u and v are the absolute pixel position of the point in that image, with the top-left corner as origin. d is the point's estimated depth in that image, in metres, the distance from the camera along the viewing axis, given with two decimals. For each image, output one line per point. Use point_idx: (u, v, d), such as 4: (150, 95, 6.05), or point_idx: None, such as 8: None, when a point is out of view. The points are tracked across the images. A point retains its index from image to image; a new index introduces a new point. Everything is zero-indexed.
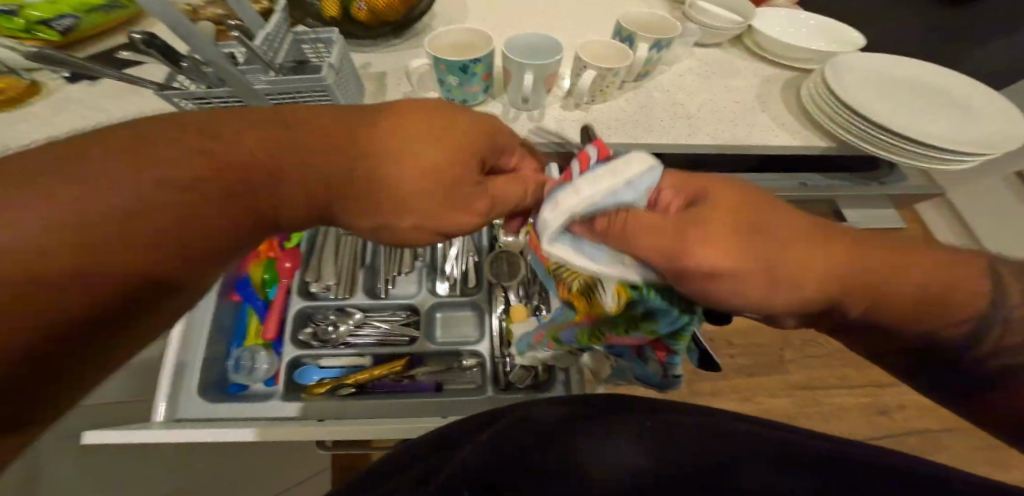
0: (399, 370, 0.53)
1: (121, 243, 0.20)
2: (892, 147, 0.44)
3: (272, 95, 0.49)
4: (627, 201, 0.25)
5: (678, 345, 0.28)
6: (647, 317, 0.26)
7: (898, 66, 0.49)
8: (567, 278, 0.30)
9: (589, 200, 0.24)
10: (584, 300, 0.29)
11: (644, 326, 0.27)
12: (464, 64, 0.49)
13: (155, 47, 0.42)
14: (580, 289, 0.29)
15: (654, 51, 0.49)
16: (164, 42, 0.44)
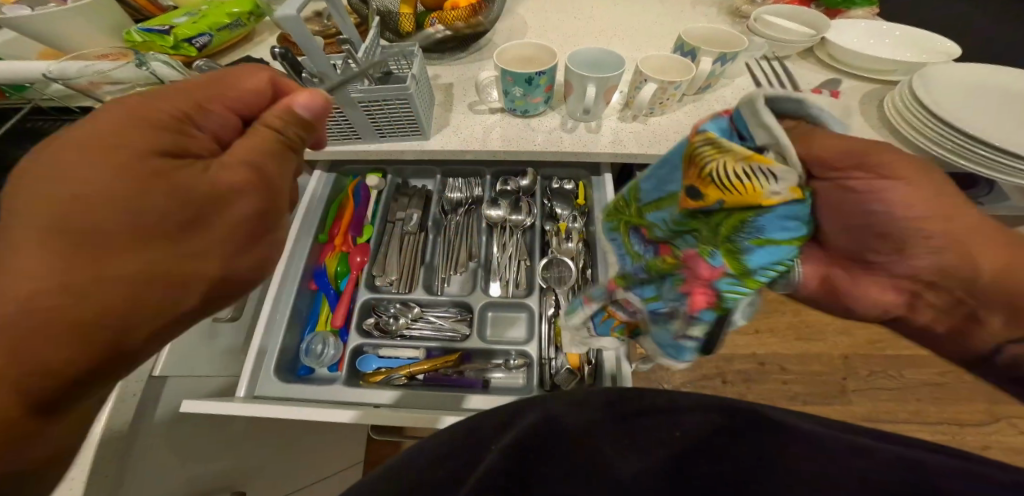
0: (450, 364, 0.57)
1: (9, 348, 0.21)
2: (999, 165, 0.40)
3: (364, 103, 0.55)
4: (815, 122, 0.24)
5: (744, 288, 0.24)
6: (760, 235, 0.23)
7: (1001, 77, 0.45)
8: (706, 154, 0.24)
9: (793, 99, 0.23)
10: (717, 186, 0.23)
11: (746, 244, 0.23)
12: (529, 77, 0.53)
13: (288, 61, 0.49)
14: (716, 171, 0.23)
15: (718, 65, 0.49)
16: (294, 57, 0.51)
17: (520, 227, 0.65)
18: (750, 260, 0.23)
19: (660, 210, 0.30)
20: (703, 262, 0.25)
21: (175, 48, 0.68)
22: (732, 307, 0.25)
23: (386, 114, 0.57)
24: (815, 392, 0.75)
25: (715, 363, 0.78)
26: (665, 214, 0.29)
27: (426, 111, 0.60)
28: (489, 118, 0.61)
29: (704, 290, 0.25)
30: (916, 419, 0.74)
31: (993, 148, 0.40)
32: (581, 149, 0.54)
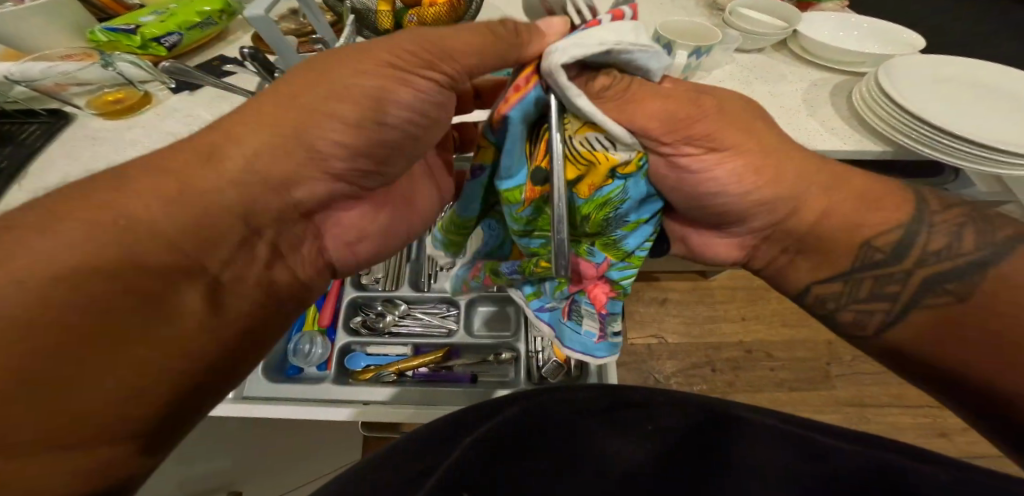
0: (438, 360, 0.57)
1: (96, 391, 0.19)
2: (961, 153, 0.42)
3: None
4: (637, 61, 0.26)
5: (630, 270, 0.32)
6: (627, 223, 0.31)
7: (958, 66, 0.46)
8: (574, 143, 0.26)
9: (611, 43, 0.24)
10: (581, 168, 0.27)
11: (620, 233, 0.31)
12: None
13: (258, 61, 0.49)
14: (577, 155, 0.27)
15: (694, 58, 0.50)
16: (263, 55, 0.50)
17: None
18: (628, 240, 0.31)
19: (534, 238, 0.34)
20: (587, 259, 0.32)
21: (143, 47, 0.66)
22: (626, 288, 0.33)
23: None
24: (798, 376, 0.77)
25: (704, 352, 0.80)
26: (539, 243, 0.34)
27: None
28: None
29: (603, 288, 0.34)
30: (895, 401, 0.77)
31: (952, 137, 0.41)
32: None
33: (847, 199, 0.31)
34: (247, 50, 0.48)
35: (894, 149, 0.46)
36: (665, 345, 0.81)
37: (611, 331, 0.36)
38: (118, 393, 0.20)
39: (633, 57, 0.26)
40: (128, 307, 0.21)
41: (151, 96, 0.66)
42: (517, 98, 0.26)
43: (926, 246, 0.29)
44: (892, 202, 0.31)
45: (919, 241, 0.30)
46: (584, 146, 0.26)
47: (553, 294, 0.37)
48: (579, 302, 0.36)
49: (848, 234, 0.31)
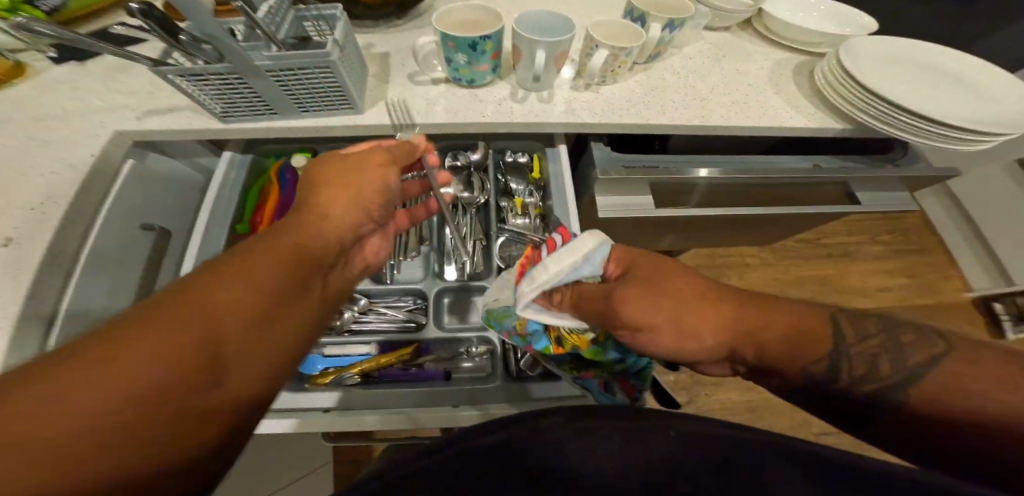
0: (408, 358, 0.52)
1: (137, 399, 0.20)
2: (914, 129, 0.44)
3: (275, 72, 0.47)
4: (580, 274, 0.37)
5: (641, 364, 0.42)
6: (613, 352, 0.40)
7: (907, 48, 0.49)
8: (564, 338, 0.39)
9: (554, 275, 0.37)
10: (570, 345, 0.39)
11: (611, 356, 0.40)
12: (472, 42, 0.48)
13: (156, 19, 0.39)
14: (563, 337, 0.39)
15: (667, 31, 0.49)
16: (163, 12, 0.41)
17: (474, 204, 0.60)
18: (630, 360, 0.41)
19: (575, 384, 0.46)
20: (599, 379, 0.45)
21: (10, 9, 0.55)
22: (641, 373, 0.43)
23: (304, 84, 0.50)
24: None
25: None
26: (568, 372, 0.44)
27: (356, 84, 0.53)
28: (433, 90, 0.56)
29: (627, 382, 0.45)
30: None
31: (906, 113, 0.43)
32: (534, 121, 0.51)
33: (776, 334, 0.29)
34: (137, 4, 0.38)
35: (854, 127, 0.48)
36: None
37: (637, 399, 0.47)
38: (147, 412, 0.20)
39: (575, 275, 0.37)
40: (200, 330, 0.23)
41: (25, 66, 0.59)
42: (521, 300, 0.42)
43: (851, 370, 0.28)
44: (812, 331, 0.29)
45: (843, 367, 0.28)
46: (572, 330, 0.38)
47: (594, 387, 0.47)
48: (612, 384, 0.46)
49: (791, 359, 0.28)
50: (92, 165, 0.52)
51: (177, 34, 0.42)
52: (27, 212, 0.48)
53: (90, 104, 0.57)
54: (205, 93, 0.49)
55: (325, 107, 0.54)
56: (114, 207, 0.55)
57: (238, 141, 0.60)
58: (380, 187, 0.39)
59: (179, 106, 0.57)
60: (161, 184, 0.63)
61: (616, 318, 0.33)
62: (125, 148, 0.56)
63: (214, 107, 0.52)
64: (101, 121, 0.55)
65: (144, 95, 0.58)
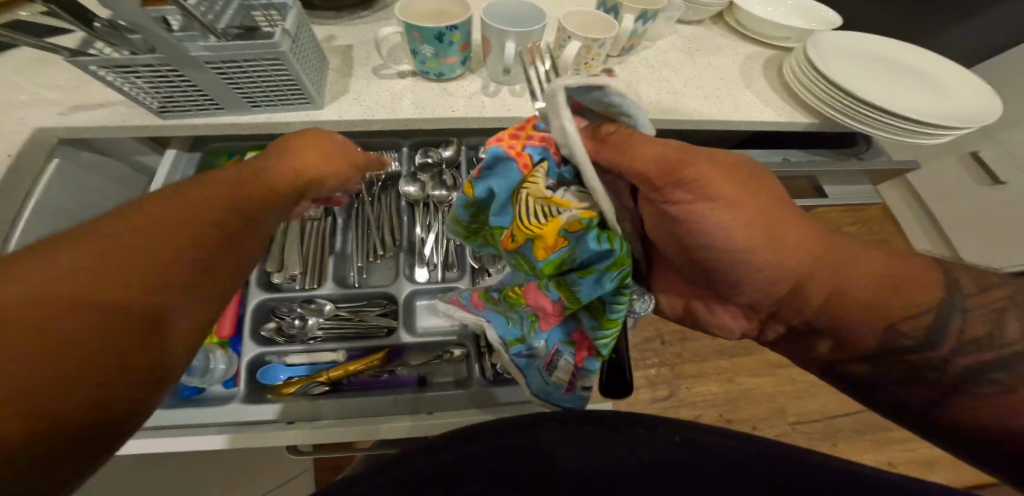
0: (378, 364, 0.49)
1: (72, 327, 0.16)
2: (879, 124, 0.45)
3: (217, 64, 0.43)
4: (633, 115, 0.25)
5: (604, 331, 0.32)
6: (585, 269, 0.28)
7: (869, 43, 0.50)
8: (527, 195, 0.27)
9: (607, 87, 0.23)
10: (528, 227, 0.27)
11: (578, 278, 0.29)
12: (439, 32, 0.45)
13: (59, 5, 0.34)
14: (529, 209, 0.27)
15: (640, 23, 0.48)
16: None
17: (446, 202, 0.58)
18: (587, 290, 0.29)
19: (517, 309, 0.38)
20: (550, 299, 0.33)
21: None
22: (604, 349, 0.34)
23: (252, 77, 0.45)
24: (735, 344, 0.81)
25: (653, 325, 0.82)
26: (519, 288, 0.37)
27: (313, 77, 0.49)
28: (399, 84, 0.53)
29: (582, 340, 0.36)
30: None
31: (872, 107, 0.44)
32: (506, 115, 0.49)
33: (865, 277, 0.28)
34: None
35: (821, 122, 0.49)
36: None
37: (582, 385, 0.39)
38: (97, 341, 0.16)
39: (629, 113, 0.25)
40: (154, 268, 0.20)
41: None
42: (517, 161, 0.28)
43: (962, 332, 0.27)
44: (913, 283, 0.28)
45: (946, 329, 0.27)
46: (544, 198, 0.26)
47: (533, 335, 0.39)
48: (557, 353, 0.39)
49: (869, 323, 0.28)
50: (8, 165, 0.45)
51: (90, 22, 0.37)
52: None
53: (7, 97, 0.50)
54: (139, 87, 0.45)
55: (277, 102, 0.50)
56: (37, 211, 0.49)
57: (184, 138, 0.55)
58: (293, 183, 0.34)
59: (112, 101, 0.51)
60: (96, 187, 0.57)
61: (680, 177, 0.25)
62: (50, 146, 0.50)
63: (151, 102, 0.47)
64: (18, 116, 0.49)
65: (71, 89, 0.52)
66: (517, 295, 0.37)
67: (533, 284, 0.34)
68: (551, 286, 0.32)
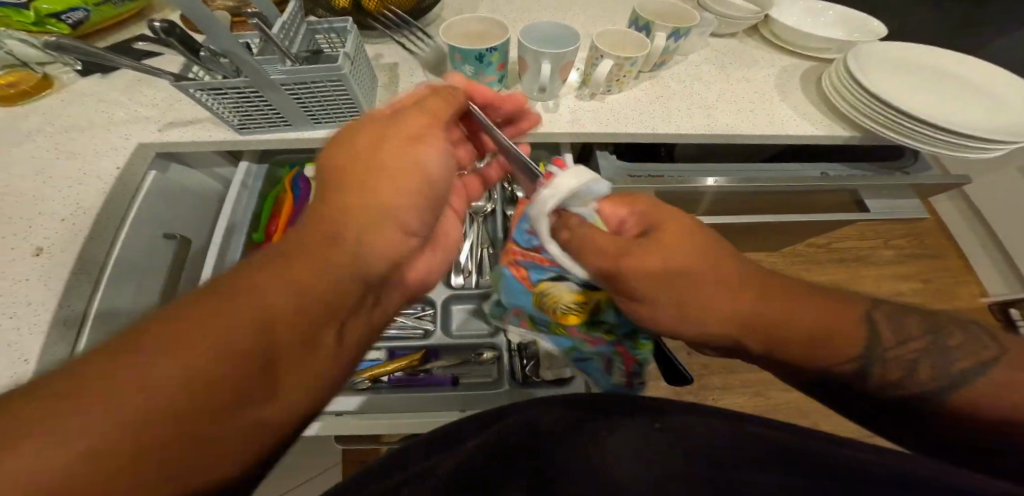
0: (416, 364, 0.53)
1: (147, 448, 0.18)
2: (923, 137, 0.43)
3: (289, 86, 0.49)
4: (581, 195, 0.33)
5: (644, 342, 0.45)
6: (612, 318, 0.44)
7: (914, 54, 0.48)
8: (549, 299, 0.43)
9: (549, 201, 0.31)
10: (572, 314, 0.42)
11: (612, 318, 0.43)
12: (480, 54, 0.49)
13: (176, 37, 0.42)
14: (559, 306, 0.42)
15: (672, 40, 0.49)
16: (184, 30, 0.43)
17: (481, 213, 0.62)
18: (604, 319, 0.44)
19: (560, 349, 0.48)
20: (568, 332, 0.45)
21: (39, 24, 0.61)
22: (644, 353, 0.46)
23: (316, 97, 0.51)
24: None
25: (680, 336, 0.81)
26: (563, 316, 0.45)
27: (367, 96, 0.54)
28: None
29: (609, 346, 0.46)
30: None
31: (915, 119, 0.43)
32: (539, 130, 0.52)
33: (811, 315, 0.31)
34: (159, 23, 0.41)
35: (861, 135, 0.48)
36: None
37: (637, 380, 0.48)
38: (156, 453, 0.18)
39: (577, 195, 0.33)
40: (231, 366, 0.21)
41: (52, 79, 0.62)
42: (523, 272, 0.44)
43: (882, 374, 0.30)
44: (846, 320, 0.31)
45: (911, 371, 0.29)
46: (569, 298, 0.42)
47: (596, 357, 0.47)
48: (614, 362, 0.47)
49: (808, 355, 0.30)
50: (118, 177, 0.54)
51: (197, 50, 0.45)
52: (58, 221, 0.51)
53: (115, 117, 0.59)
54: (224, 106, 0.51)
55: (337, 119, 0.55)
56: (137, 216, 0.57)
57: (253, 152, 0.62)
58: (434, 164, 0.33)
59: (198, 119, 0.59)
60: (180, 194, 0.65)
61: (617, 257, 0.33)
62: (147, 160, 0.58)
63: (232, 119, 0.54)
64: (124, 134, 0.58)
65: (164, 108, 0.60)
66: (564, 332, 0.46)
67: (579, 330, 0.44)
68: (591, 329, 0.44)
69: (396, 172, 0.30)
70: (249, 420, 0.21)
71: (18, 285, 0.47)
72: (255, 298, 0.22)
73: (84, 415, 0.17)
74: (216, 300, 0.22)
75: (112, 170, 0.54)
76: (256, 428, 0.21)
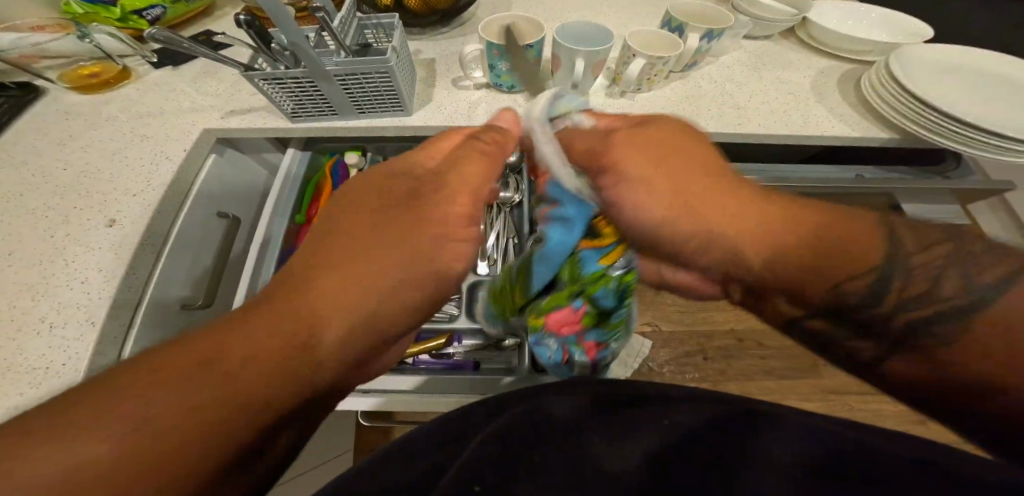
0: (438, 347, 0.56)
1: (165, 445, 0.23)
2: (959, 139, 0.42)
3: (341, 77, 0.53)
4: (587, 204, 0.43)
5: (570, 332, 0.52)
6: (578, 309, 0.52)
7: (961, 55, 0.47)
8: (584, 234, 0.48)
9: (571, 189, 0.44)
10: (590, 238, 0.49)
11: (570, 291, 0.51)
12: (516, 51, 0.51)
13: (253, 29, 0.46)
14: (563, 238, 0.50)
15: (706, 41, 0.50)
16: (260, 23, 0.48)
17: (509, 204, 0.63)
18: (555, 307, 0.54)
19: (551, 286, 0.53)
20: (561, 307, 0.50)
21: (123, 20, 0.69)
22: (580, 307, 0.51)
23: (364, 88, 0.55)
24: (785, 365, 0.79)
25: (697, 339, 0.81)
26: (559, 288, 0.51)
27: (408, 88, 0.58)
28: (475, 94, 0.59)
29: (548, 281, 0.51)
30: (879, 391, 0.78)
31: (950, 118, 0.42)
32: None
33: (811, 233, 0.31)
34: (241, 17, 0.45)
35: (901, 137, 0.47)
36: (661, 333, 0.81)
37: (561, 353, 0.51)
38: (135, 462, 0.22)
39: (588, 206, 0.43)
40: (163, 380, 0.24)
41: (130, 70, 0.70)
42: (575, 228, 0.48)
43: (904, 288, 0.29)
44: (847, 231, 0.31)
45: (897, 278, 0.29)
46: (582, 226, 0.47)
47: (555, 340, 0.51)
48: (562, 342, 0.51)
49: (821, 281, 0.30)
50: (184, 158, 0.60)
51: (268, 43, 0.49)
52: (128, 197, 0.56)
53: (181, 105, 0.65)
54: (284, 95, 0.56)
55: (380, 109, 0.59)
56: (198, 196, 0.63)
57: (299, 139, 0.67)
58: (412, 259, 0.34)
59: (254, 108, 0.64)
60: (235, 178, 0.71)
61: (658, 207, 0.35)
62: (209, 144, 0.64)
63: (287, 107, 0.58)
64: (190, 121, 0.64)
65: (223, 98, 0.66)
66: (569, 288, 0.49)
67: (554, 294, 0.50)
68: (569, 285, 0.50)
69: (387, 258, 0.33)
70: (170, 437, 0.23)
71: (92, 252, 0.52)
72: (232, 356, 0.26)
73: (114, 422, 0.22)
74: (205, 351, 0.26)
75: (178, 152, 0.60)
76: (176, 448, 0.23)
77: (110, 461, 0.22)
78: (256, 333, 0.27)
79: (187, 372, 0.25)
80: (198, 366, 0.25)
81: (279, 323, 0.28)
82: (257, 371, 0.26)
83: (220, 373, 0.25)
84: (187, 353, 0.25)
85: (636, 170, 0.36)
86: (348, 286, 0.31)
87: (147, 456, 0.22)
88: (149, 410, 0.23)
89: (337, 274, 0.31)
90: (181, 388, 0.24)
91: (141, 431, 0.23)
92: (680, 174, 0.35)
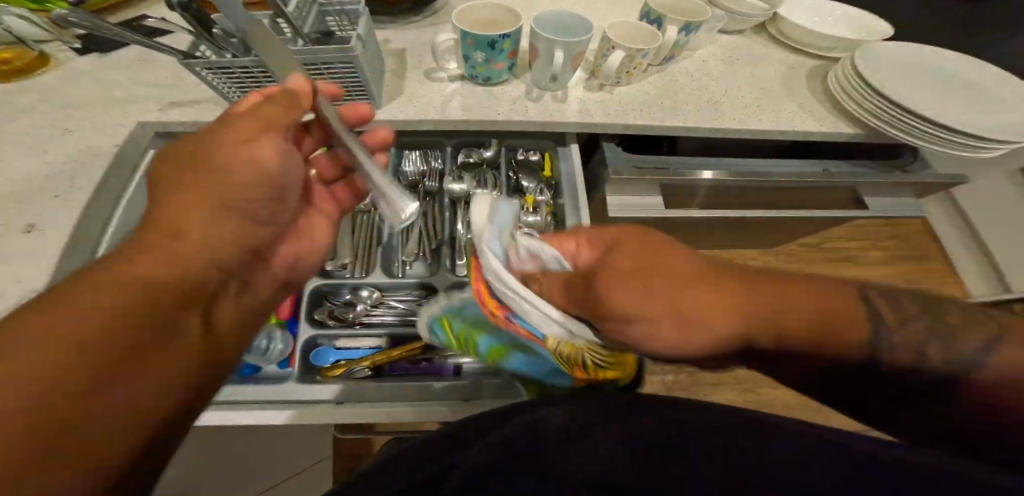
0: (418, 352, 0.53)
1: (86, 397, 0.21)
2: (922, 135, 0.44)
3: (298, 67, 0.49)
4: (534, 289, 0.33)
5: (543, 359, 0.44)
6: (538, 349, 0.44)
7: (919, 53, 0.49)
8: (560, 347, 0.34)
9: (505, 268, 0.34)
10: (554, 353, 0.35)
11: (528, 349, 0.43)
12: (492, 40, 0.49)
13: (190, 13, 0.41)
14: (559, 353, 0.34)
15: (683, 34, 0.50)
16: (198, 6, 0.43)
17: None
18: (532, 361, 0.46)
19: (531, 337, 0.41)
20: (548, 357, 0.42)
21: (40, 2, 0.60)
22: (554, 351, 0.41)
23: (327, 79, 0.51)
24: None
25: None
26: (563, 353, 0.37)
27: (375, 79, 0.54)
28: (448, 87, 0.56)
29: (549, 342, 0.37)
30: None
31: (911, 114, 0.44)
32: (548, 119, 0.53)
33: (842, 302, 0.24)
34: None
35: (866, 132, 0.49)
36: None
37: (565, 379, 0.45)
38: (51, 413, 0.20)
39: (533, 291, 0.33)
40: (58, 334, 0.21)
41: (49, 56, 0.61)
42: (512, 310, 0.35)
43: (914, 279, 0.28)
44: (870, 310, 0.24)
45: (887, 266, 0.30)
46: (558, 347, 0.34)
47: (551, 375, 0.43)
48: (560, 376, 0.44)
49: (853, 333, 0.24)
50: (118, 154, 0.53)
51: (209, 28, 0.44)
52: (51, 198, 0.49)
53: (113, 94, 0.58)
54: (233, 86, 0.51)
55: (344, 102, 0.55)
56: (137, 196, 0.56)
57: None
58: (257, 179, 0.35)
59: (201, 99, 0.58)
60: (182, 177, 0.64)
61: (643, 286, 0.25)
62: (148, 139, 0.57)
63: (237, 99, 0.53)
64: (125, 113, 0.56)
65: (164, 88, 0.59)
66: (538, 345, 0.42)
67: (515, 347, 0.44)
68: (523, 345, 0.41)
69: (230, 190, 0.33)
70: (94, 384, 0.21)
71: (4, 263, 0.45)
72: (124, 279, 0.25)
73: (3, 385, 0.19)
74: (65, 296, 0.23)
75: (110, 148, 0.53)
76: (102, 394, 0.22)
77: (22, 418, 0.19)
78: (136, 262, 0.26)
79: (58, 313, 0.22)
80: (78, 303, 0.23)
81: (168, 256, 0.28)
82: (150, 295, 0.25)
83: (108, 315, 0.23)
84: (65, 296, 0.23)
85: (628, 303, 0.25)
86: (203, 215, 0.31)
87: (66, 403, 0.20)
88: (45, 366, 0.20)
89: (195, 203, 0.31)
90: (62, 326, 0.22)
91: (43, 386, 0.20)
92: (710, 294, 0.23)
